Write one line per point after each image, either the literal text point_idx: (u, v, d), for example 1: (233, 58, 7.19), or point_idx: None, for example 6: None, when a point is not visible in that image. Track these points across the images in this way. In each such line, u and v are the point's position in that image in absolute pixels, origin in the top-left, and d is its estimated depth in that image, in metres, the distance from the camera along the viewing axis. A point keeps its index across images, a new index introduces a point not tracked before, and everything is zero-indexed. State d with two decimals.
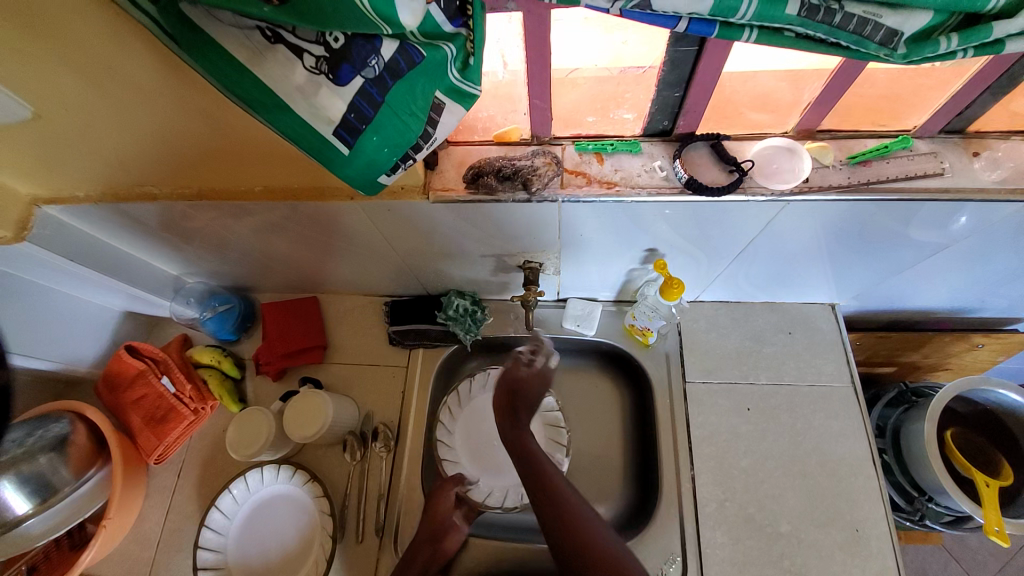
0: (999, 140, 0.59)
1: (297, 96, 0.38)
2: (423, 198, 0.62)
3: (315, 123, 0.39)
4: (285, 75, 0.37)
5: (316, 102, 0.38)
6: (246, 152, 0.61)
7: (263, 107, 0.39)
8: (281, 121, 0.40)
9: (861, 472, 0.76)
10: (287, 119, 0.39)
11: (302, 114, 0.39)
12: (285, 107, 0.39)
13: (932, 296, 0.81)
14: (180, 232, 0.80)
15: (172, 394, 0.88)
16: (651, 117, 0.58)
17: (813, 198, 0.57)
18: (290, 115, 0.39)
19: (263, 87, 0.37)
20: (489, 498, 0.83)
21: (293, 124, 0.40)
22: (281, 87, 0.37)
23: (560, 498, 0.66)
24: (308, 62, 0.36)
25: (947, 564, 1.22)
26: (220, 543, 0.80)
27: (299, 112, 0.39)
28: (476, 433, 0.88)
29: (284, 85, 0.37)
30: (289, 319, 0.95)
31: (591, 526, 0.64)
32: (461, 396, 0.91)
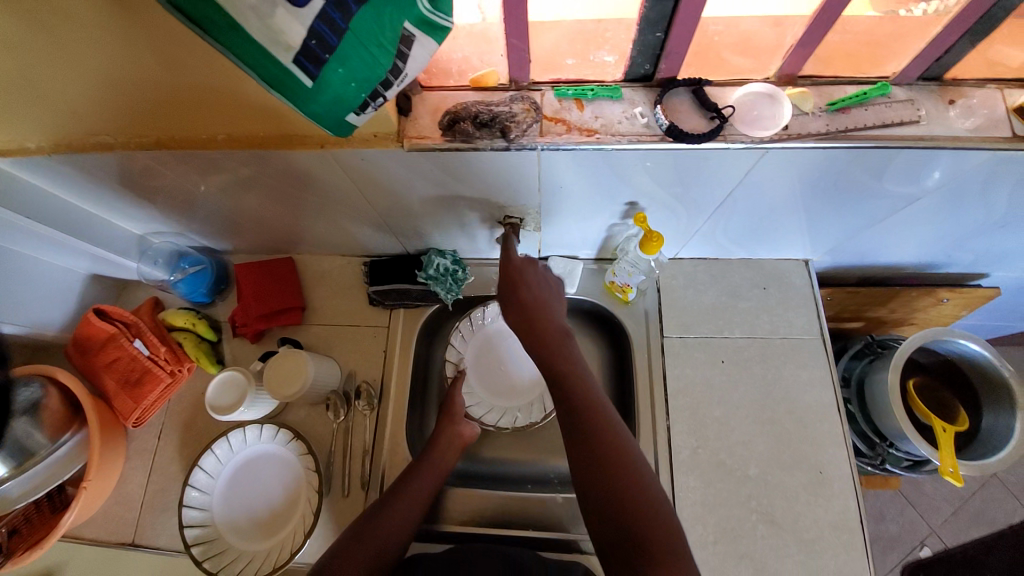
0: (976, 88, 0.59)
1: (250, 15, 0.35)
2: (398, 145, 0.60)
3: (274, 50, 0.37)
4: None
5: (272, 23, 0.35)
6: (206, 97, 0.58)
7: (213, 26, 0.36)
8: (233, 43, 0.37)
9: (826, 419, 0.79)
10: (241, 42, 0.37)
11: (257, 38, 0.36)
12: (238, 27, 0.36)
13: (903, 250, 0.83)
14: (142, 188, 0.76)
15: (146, 356, 0.86)
16: (633, 60, 0.56)
17: (791, 146, 0.57)
18: (242, 36, 0.36)
19: (215, 5, 0.35)
20: (485, 417, 0.88)
21: (247, 47, 0.37)
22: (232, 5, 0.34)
23: (602, 437, 0.57)
24: None
25: (904, 508, 1.31)
26: (205, 501, 0.80)
27: (251, 32, 0.36)
28: (485, 357, 0.92)
29: (236, 4, 0.34)
30: (263, 280, 0.92)
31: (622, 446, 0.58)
32: (476, 321, 0.94)
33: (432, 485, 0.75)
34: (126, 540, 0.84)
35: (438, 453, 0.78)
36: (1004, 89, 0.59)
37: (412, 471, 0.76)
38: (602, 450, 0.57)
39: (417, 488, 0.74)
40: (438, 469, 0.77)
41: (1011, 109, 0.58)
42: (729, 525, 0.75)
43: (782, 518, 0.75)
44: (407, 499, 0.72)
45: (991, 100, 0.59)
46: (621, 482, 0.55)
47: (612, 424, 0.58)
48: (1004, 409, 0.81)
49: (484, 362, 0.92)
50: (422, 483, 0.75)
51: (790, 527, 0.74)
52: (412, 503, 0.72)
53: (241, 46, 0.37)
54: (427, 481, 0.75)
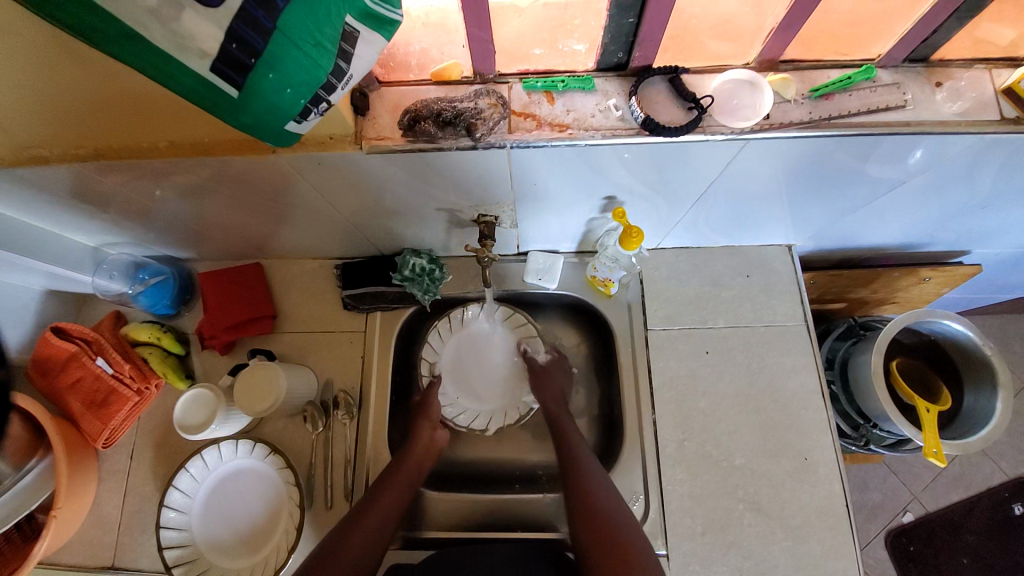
0: (962, 69, 0.57)
1: (151, 21, 0.31)
2: (356, 147, 0.56)
3: (186, 57, 0.33)
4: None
5: (179, 28, 0.32)
6: (142, 103, 0.52)
7: (107, 37, 0.33)
8: (136, 55, 0.34)
9: (810, 405, 0.79)
10: (144, 51, 0.34)
11: (163, 45, 0.33)
12: (140, 37, 0.32)
13: (887, 232, 0.82)
14: (89, 201, 0.71)
15: (110, 375, 0.81)
16: (606, 48, 0.53)
17: (774, 135, 0.54)
18: (142, 46, 0.33)
19: (105, 15, 0.32)
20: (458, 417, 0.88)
21: (153, 56, 0.34)
22: (128, 12, 0.31)
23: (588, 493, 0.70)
24: None
25: (886, 477, 1.35)
26: (183, 521, 0.77)
27: (155, 40, 0.33)
28: (462, 359, 0.91)
29: (132, 9, 0.31)
30: (230, 288, 0.88)
31: (609, 502, 0.69)
32: (452, 321, 0.91)
33: (400, 501, 0.72)
34: (104, 565, 0.81)
35: (405, 466, 0.75)
36: (992, 69, 0.57)
37: (377, 489, 0.72)
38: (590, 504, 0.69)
39: (391, 497, 0.72)
40: (405, 478, 0.74)
41: (1000, 91, 0.56)
42: (716, 515, 0.75)
43: (769, 505, 0.75)
44: (376, 511, 0.70)
45: (979, 82, 0.56)
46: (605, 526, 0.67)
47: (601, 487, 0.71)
48: (987, 387, 0.81)
49: (466, 365, 0.90)
50: (392, 499, 0.72)
51: (777, 514, 0.74)
52: (387, 513, 0.70)
53: (146, 55, 0.34)
54: (396, 497, 0.72)
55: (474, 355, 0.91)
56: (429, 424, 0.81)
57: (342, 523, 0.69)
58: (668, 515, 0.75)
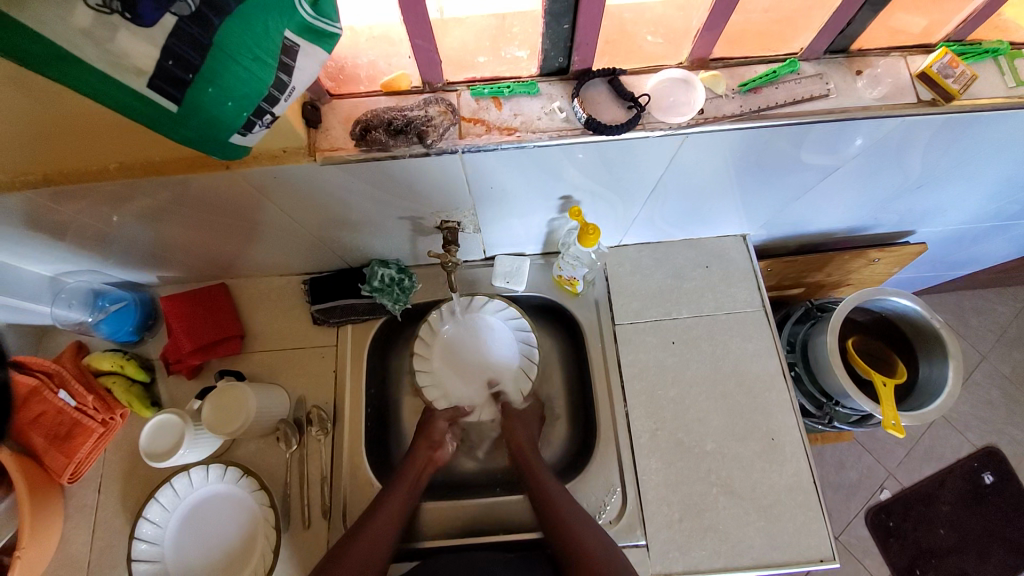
0: (880, 57, 0.62)
1: (86, 41, 0.32)
2: (310, 159, 0.57)
3: (122, 75, 0.34)
4: (62, 18, 0.31)
5: (113, 48, 0.32)
6: (91, 125, 0.52)
7: (41, 59, 0.33)
8: (72, 76, 0.34)
9: (774, 387, 0.82)
10: (80, 71, 0.34)
11: (99, 65, 0.34)
12: (74, 57, 0.33)
13: (833, 216, 0.86)
14: (42, 229, 0.69)
15: (73, 408, 0.80)
16: (546, 53, 0.55)
17: (709, 129, 0.57)
18: (77, 66, 0.34)
19: (37, 37, 0.32)
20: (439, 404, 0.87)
21: (89, 76, 0.34)
22: (61, 33, 0.32)
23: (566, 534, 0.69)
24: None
25: (860, 456, 1.39)
26: (156, 552, 0.75)
27: (90, 60, 0.33)
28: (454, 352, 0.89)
29: (66, 31, 0.32)
30: (195, 311, 0.86)
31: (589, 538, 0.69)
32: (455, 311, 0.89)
33: (381, 551, 0.69)
34: None
35: (384, 510, 0.72)
36: (908, 57, 0.62)
37: (350, 540, 0.69)
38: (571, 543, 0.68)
39: (370, 544, 0.68)
40: (385, 525, 0.70)
41: (915, 75, 0.60)
42: (692, 500, 0.76)
43: (741, 487, 0.77)
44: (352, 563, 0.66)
45: (895, 68, 0.61)
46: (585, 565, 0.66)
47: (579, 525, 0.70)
48: (937, 357, 0.86)
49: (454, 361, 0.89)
50: (365, 551, 0.68)
51: (749, 495, 0.76)
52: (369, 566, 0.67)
53: (82, 76, 0.34)
54: (376, 547, 0.68)
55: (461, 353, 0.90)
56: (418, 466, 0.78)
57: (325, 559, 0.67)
58: (645, 505, 0.77)
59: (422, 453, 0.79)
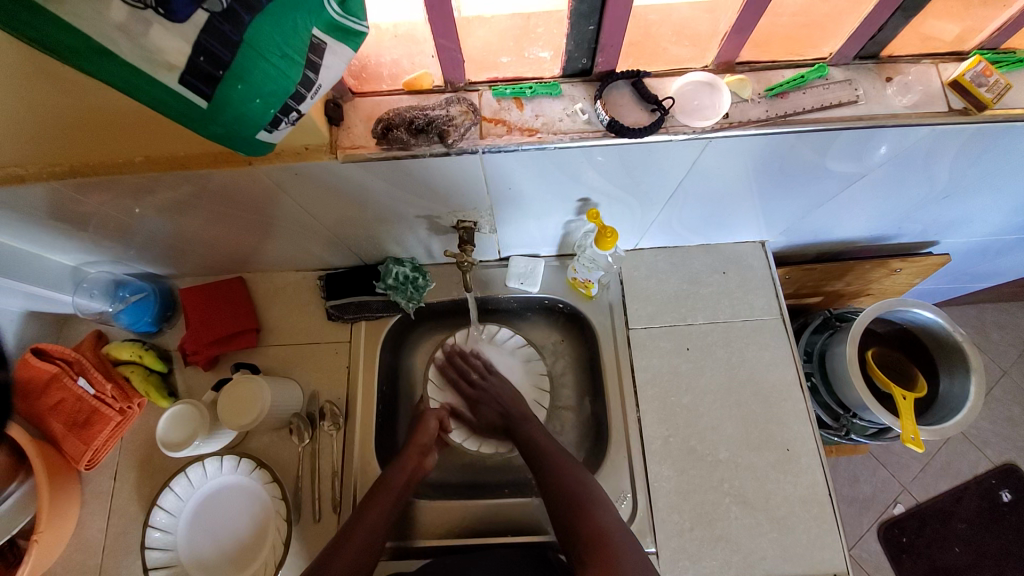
0: (911, 64, 0.60)
1: (120, 37, 0.32)
2: (331, 157, 0.57)
3: (154, 71, 0.34)
4: (98, 12, 0.32)
5: (147, 44, 0.33)
6: (120, 118, 0.53)
7: (77, 52, 0.34)
8: (105, 70, 0.35)
9: (791, 396, 0.80)
10: (115, 66, 0.34)
11: (132, 60, 0.34)
12: (109, 52, 0.33)
13: (855, 225, 0.85)
14: (67, 220, 0.71)
15: (92, 396, 0.81)
16: (570, 54, 0.55)
17: (733, 134, 0.57)
18: (112, 61, 0.34)
19: (73, 30, 0.32)
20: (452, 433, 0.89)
21: (123, 71, 0.35)
22: (96, 27, 0.32)
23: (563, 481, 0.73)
24: None
25: (875, 469, 1.36)
26: (169, 541, 0.76)
27: (123, 55, 0.33)
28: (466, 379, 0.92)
29: (101, 25, 0.32)
30: (213, 304, 0.88)
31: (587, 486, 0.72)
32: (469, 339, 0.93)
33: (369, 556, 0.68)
34: None
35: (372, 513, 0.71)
36: (938, 64, 0.60)
37: (342, 543, 0.68)
38: (568, 488, 0.72)
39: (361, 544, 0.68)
40: (375, 525, 0.70)
41: (947, 83, 0.59)
42: (703, 509, 0.75)
43: (754, 497, 0.76)
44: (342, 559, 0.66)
45: (926, 76, 0.59)
46: (580, 509, 0.70)
47: (575, 473, 0.74)
48: (960, 371, 0.84)
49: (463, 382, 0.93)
50: (356, 553, 0.67)
51: (762, 505, 0.75)
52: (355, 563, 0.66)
53: (116, 70, 0.35)
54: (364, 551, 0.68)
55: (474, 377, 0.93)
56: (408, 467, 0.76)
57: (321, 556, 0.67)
58: (655, 512, 0.76)
59: (411, 454, 0.78)
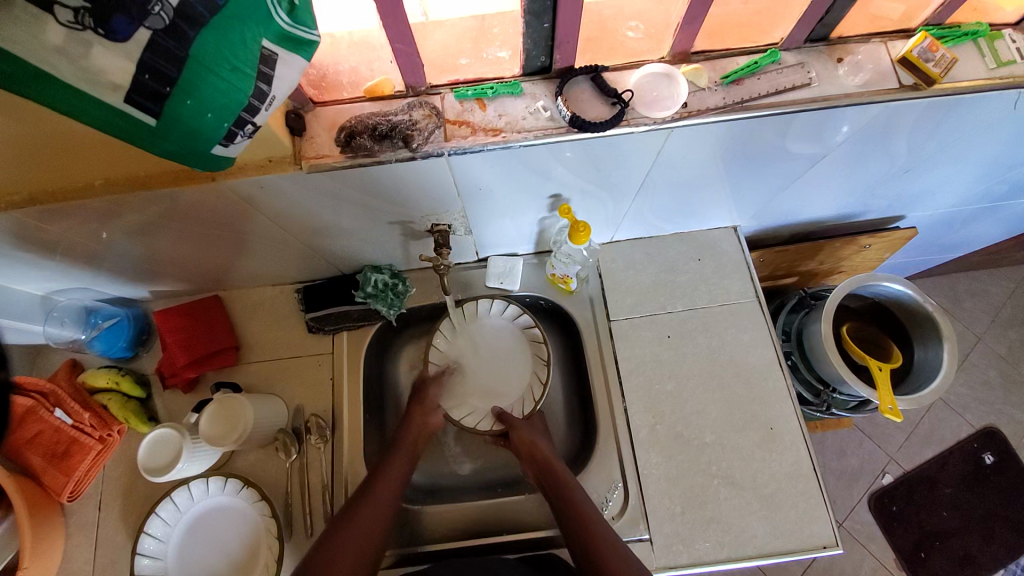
0: (860, 44, 0.62)
1: (58, 58, 0.32)
2: (296, 167, 0.57)
3: (98, 91, 0.34)
4: (34, 36, 0.31)
5: (88, 65, 0.32)
6: (74, 141, 0.52)
7: (14, 79, 0.33)
8: (46, 93, 0.34)
9: (771, 376, 0.82)
10: (58, 90, 0.34)
11: (73, 82, 0.33)
12: (48, 75, 0.33)
13: (822, 205, 0.87)
14: (31, 249, 0.69)
15: (70, 425, 0.79)
16: (528, 53, 0.56)
17: (694, 122, 0.58)
18: (52, 84, 0.33)
19: (8, 56, 0.31)
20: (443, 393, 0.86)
21: (66, 95, 0.34)
22: (32, 50, 0.31)
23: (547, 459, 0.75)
24: (63, 16, 0.30)
25: (862, 441, 1.39)
26: (159, 566, 0.75)
27: (64, 77, 0.33)
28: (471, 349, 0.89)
29: (37, 48, 0.31)
30: (187, 324, 0.86)
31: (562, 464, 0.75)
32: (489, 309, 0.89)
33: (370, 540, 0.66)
34: None
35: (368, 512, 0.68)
36: (888, 42, 0.62)
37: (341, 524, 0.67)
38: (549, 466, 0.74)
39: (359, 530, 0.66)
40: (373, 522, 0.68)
41: (896, 61, 0.60)
42: (694, 493, 0.77)
43: (742, 477, 0.77)
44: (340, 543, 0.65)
45: (876, 55, 0.61)
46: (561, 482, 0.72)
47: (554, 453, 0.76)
48: (932, 340, 0.86)
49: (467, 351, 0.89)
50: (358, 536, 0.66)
51: (750, 485, 0.76)
52: None
53: (56, 94, 0.34)
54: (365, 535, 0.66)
55: (469, 350, 0.89)
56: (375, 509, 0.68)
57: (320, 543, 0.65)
58: (647, 499, 0.77)
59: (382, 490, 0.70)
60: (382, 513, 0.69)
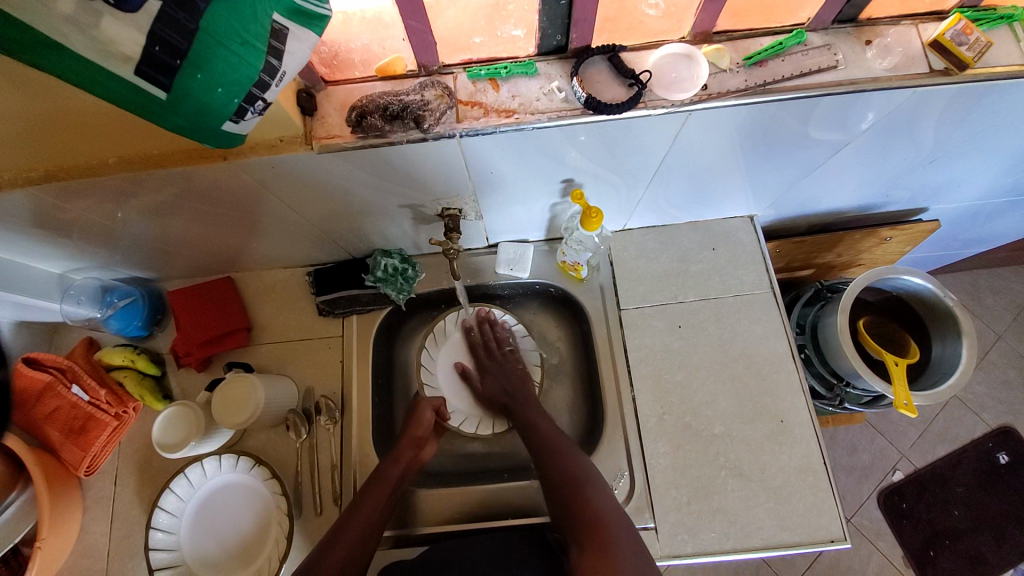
0: (890, 26, 0.60)
1: (70, 29, 0.32)
2: (307, 148, 0.56)
3: (110, 63, 0.34)
4: (45, 4, 0.31)
5: (99, 35, 0.32)
6: (86, 117, 0.52)
7: (25, 48, 0.33)
8: (58, 64, 0.34)
9: (784, 368, 0.81)
10: (68, 60, 0.34)
11: (84, 52, 0.33)
12: (59, 45, 0.32)
13: (842, 195, 0.84)
14: (49, 227, 0.70)
15: (87, 402, 0.80)
16: (543, 32, 0.54)
17: (714, 105, 0.56)
18: (63, 53, 0.33)
19: (18, 24, 0.31)
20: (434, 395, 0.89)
21: (76, 65, 0.34)
22: (43, 20, 0.31)
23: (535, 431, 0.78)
24: None
25: (873, 438, 1.37)
26: (172, 541, 0.77)
27: (76, 48, 0.33)
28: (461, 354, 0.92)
29: (48, 17, 0.31)
30: (202, 305, 0.87)
31: (549, 432, 0.77)
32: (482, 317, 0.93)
33: (374, 523, 0.69)
34: None
35: (371, 496, 0.71)
36: (919, 24, 0.59)
37: (346, 522, 0.69)
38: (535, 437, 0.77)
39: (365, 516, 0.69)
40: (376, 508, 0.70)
41: (927, 44, 0.58)
42: (701, 484, 0.76)
43: (750, 470, 0.76)
44: (351, 531, 0.67)
45: (905, 37, 0.59)
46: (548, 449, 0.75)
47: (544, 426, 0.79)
48: (951, 335, 0.84)
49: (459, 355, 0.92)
50: (365, 521, 0.69)
51: (758, 477, 0.76)
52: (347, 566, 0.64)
53: (67, 64, 0.34)
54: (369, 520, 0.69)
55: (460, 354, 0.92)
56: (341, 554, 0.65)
57: (328, 538, 0.67)
58: (654, 489, 0.76)
59: (349, 538, 0.67)
60: (365, 540, 0.67)
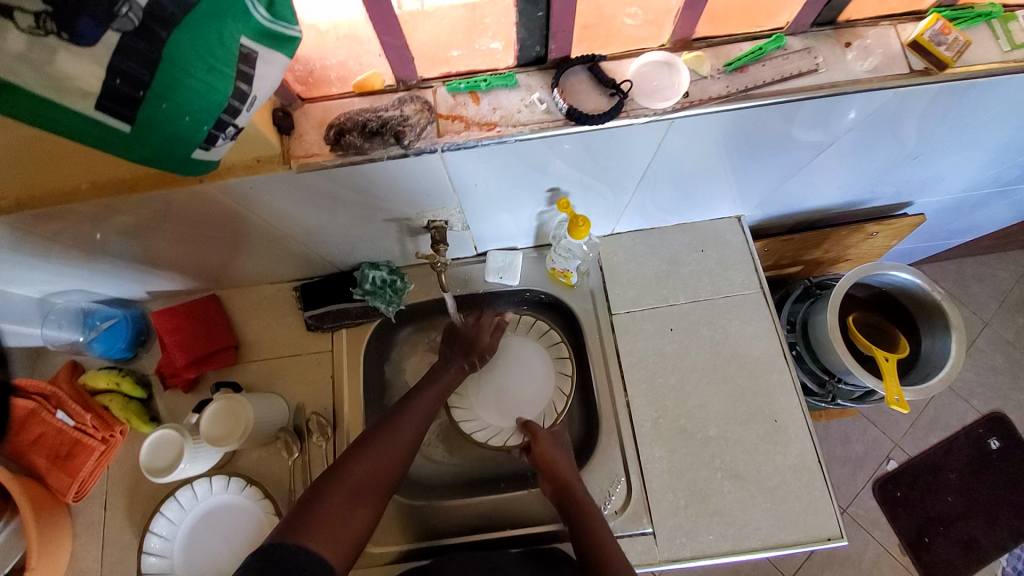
0: (870, 27, 0.60)
1: (22, 66, 0.30)
2: (285, 167, 0.55)
3: (68, 98, 0.33)
4: None
5: (54, 71, 0.31)
6: (54, 142, 0.50)
7: None
8: (12, 102, 0.33)
9: (775, 368, 0.81)
10: (24, 98, 0.32)
11: (38, 89, 0.32)
12: (14, 85, 0.31)
13: (827, 193, 0.85)
14: (25, 253, 0.68)
15: (72, 428, 0.80)
16: (522, 43, 0.54)
17: (695, 112, 0.56)
18: (16, 92, 0.32)
19: None
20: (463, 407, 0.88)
21: (32, 104, 0.33)
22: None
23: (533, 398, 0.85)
24: (22, 22, 0.29)
25: (866, 429, 1.39)
26: (166, 565, 0.76)
27: (29, 85, 0.31)
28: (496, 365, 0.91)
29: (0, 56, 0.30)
30: (188, 325, 0.85)
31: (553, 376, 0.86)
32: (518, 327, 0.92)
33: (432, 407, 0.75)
34: None
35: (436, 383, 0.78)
36: (898, 25, 0.59)
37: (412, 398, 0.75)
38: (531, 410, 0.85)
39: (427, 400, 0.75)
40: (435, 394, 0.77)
41: (906, 44, 0.58)
42: (697, 486, 0.76)
43: (745, 470, 0.76)
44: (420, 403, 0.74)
45: (885, 39, 0.59)
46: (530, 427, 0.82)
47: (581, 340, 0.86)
48: (939, 329, 0.85)
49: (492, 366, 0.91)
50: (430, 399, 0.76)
51: (754, 477, 0.76)
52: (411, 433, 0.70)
53: (19, 101, 0.33)
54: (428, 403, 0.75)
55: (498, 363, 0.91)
56: (408, 432, 0.70)
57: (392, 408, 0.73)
58: (651, 493, 0.76)
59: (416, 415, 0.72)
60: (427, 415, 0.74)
